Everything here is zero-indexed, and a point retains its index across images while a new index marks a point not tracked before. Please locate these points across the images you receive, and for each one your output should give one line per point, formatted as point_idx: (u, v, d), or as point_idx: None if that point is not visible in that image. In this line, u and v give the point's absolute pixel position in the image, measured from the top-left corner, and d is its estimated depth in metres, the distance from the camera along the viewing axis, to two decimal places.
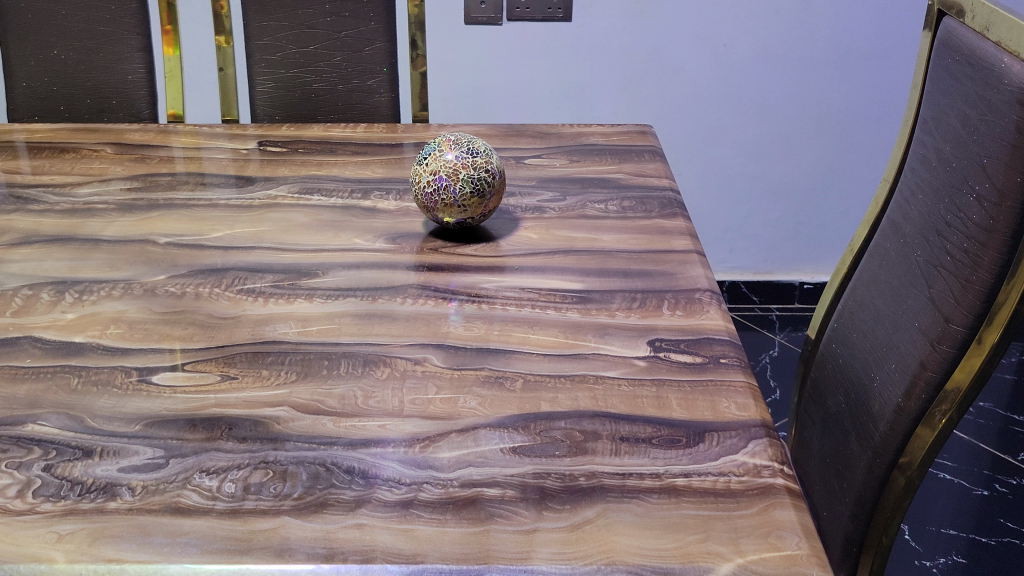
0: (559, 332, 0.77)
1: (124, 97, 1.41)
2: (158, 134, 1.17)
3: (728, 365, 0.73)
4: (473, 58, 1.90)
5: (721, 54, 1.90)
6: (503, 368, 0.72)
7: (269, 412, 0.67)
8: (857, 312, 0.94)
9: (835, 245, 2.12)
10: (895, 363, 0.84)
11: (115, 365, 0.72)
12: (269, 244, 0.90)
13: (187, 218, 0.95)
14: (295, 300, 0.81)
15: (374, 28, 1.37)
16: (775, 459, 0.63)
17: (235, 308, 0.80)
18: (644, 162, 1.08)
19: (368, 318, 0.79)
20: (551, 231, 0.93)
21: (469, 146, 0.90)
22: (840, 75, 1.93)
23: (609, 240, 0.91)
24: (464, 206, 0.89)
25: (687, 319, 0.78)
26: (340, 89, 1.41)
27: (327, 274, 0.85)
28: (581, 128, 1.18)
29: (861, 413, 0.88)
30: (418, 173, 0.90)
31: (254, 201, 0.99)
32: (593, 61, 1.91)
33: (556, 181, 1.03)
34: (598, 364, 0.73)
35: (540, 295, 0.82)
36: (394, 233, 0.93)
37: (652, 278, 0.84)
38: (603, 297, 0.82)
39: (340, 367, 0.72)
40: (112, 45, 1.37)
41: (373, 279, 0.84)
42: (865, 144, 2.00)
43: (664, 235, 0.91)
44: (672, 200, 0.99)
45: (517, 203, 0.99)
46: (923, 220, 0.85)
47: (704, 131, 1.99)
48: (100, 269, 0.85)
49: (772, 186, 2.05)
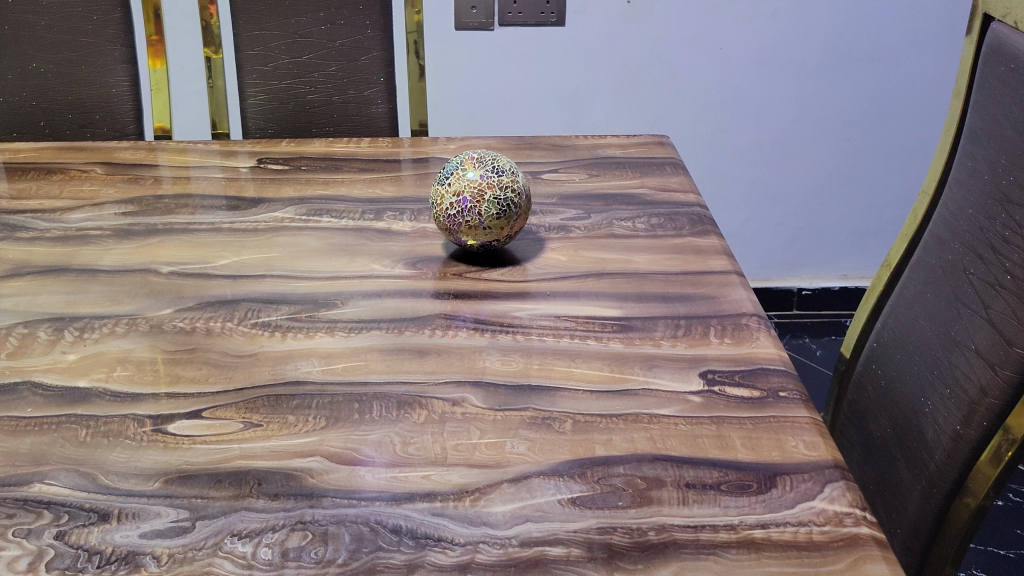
0: (604, 365, 0.72)
1: (107, 110, 1.34)
2: (148, 153, 1.10)
3: (788, 399, 0.68)
4: (464, 65, 1.85)
5: (716, 57, 1.86)
6: (550, 407, 0.67)
7: (300, 463, 0.61)
8: (900, 332, 0.90)
9: (833, 250, 2.09)
10: (949, 388, 0.80)
11: (126, 414, 0.66)
12: (280, 272, 0.84)
13: (189, 244, 0.89)
14: (315, 334, 0.75)
15: (370, 37, 1.31)
16: (856, 506, 0.58)
17: (251, 344, 0.74)
18: (666, 174, 1.03)
19: (397, 353, 0.73)
20: (579, 252, 0.88)
21: (493, 164, 0.84)
22: (838, 78, 1.89)
23: (642, 261, 0.86)
24: (490, 228, 0.83)
25: (738, 347, 0.74)
26: (335, 100, 1.35)
27: (347, 304, 0.79)
28: (596, 139, 1.13)
29: (912, 439, 0.84)
30: (440, 194, 0.85)
31: (259, 224, 0.93)
32: (586, 66, 1.86)
33: (578, 198, 0.98)
34: (650, 401, 0.68)
35: (578, 324, 0.77)
36: (413, 257, 0.87)
37: (694, 302, 0.79)
38: (644, 324, 0.76)
39: (372, 411, 0.67)
40: (95, 58, 1.30)
41: (397, 309, 0.79)
42: (863, 147, 1.97)
43: (699, 255, 0.87)
44: (702, 216, 0.94)
45: (540, 222, 0.93)
46: (974, 236, 0.81)
47: (700, 137, 1.95)
48: (99, 302, 0.79)
49: (771, 191, 2.01)
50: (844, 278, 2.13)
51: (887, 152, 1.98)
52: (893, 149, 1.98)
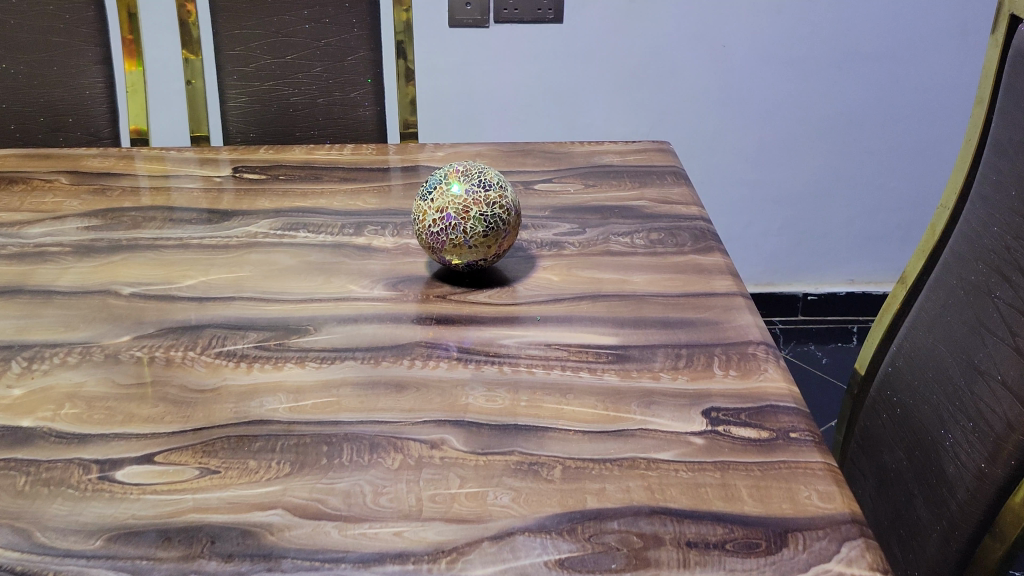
0: (598, 401, 0.66)
1: (81, 113, 1.27)
2: (120, 160, 1.04)
3: (800, 442, 0.62)
4: (458, 64, 1.78)
5: (718, 55, 1.79)
6: (537, 451, 0.61)
7: (260, 517, 0.55)
8: (918, 357, 0.84)
9: (838, 254, 2.03)
10: (971, 422, 0.73)
11: (71, 459, 0.60)
12: (250, 293, 0.78)
13: (155, 262, 0.83)
14: (284, 365, 0.69)
15: (357, 36, 1.25)
16: (876, 569, 0.52)
17: (214, 376, 0.68)
18: (667, 184, 0.97)
19: (372, 387, 0.67)
20: (573, 271, 0.82)
21: (480, 177, 0.78)
22: (845, 77, 1.82)
23: (640, 281, 0.80)
24: (476, 247, 0.77)
25: (744, 381, 0.67)
26: (320, 102, 1.29)
27: (321, 330, 0.73)
28: (592, 146, 1.07)
29: (931, 474, 0.78)
30: (422, 210, 0.78)
31: (231, 240, 0.86)
32: (585, 64, 1.80)
33: (573, 210, 0.92)
34: (647, 444, 0.62)
35: (570, 353, 0.71)
36: (393, 277, 0.81)
37: (696, 328, 0.73)
38: (642, 354, 0.70)
39: (342, 455, 0.61)
40: (68, 59, 1.24)
41: (374, 336, 0.73)
42: (871, 148, 1.90)
43: (701, 275, 0.81)
44: (705, 231, 0.88)
45: (531, 238, 0.87)
46: (999, 255, 0.75)
47: (700, 137, 1.89)
48: (53, 328, 0.73)
49: (774, 194, 1.95)
50: (850, 282, 2.06)
51: (896, 153, 1.91)
52: (901, 151, 1.91)
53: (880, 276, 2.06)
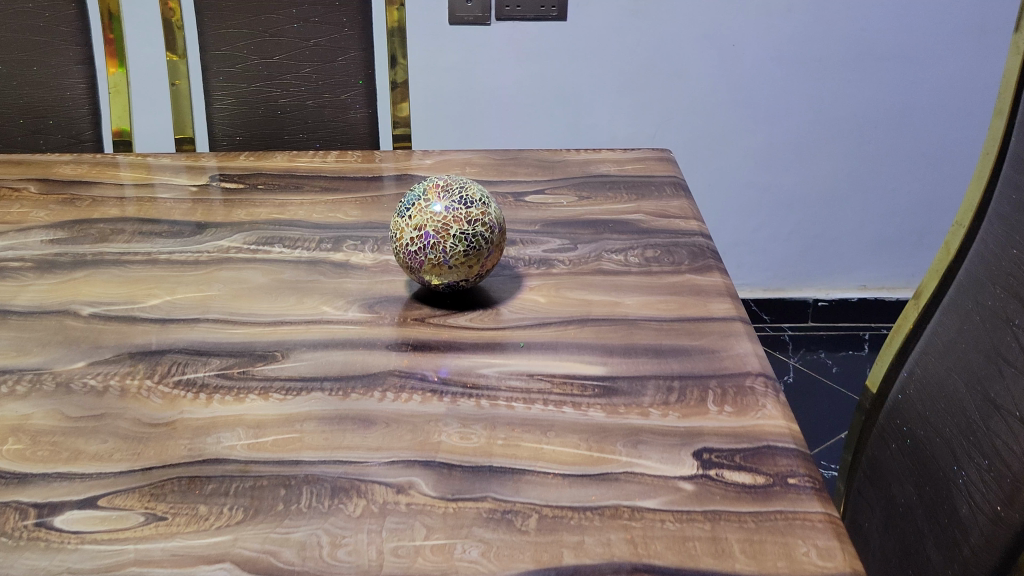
0: (581, 440, 0.61)
1: (62, 115, 1.23)
2: (94, 167, 1.00)
3: (799, 489, 0.56)
4: (457, 63, 1.73)
5: (727, 54, 1.74)
6: (511, 498, 0.56)
7: (205, 572, 0.50)
8: (931, 385, 0.78)
9: (850, 259, 1.97)
10: (986, 460, 0.68)
11: (7, 502, 0.55)
12: (216, 315, 0.73)
13: (120, 279, 0.78)
14: (246, 397, 0.65)
15: (348, 36, 1.20)
16: None
17: (171, 409, 0.63)
18: (665, 196, 0.92)
19: (339, 422, 0.62)
20: (561, 292, 0.77)
21: (461, 193, 0.73)
22: (858, 77, 1.77)
23: (633, 304, 0.75)
24: (456, 267, 0.72)
25: (740, 419, 0.62)
26: (309, 104, 1.24)
27: (288, 357, 0.68)
28: (589, 154, 1.02)
29: (944, 514, 0.72)
30: (399, 227, 0.73)
31: (201, 255, 0.82)
32: (589, 64, 1.74)
33: (565, 224, 0.87)
34: (632, 490, 0.57)
35: (553, 386, 0.66)
36: (370, 298, 0.76)
37: (690, 358, 0.68)
38: (631, 387, 0.65)
39: (300, 500, 0.56)
40: (48, 58, 1.20)
41: (345, 363, 0.68)
42: (884, 151, 1.85)
43: (698, 297, 0.75)
44: (703, 248, 0.83)
45: (519, 254, 0.82)
46: (1017, 279, 0.69)
47: (707, 139, 1.83)
48: (4, 353, 0.69)
49: (785, 197, 1.89)
50: (862, 287, 2.01)
51: (910, 156, 1.85)
52: (916, 154, 1.85)
53: (893, 282, 2.00)
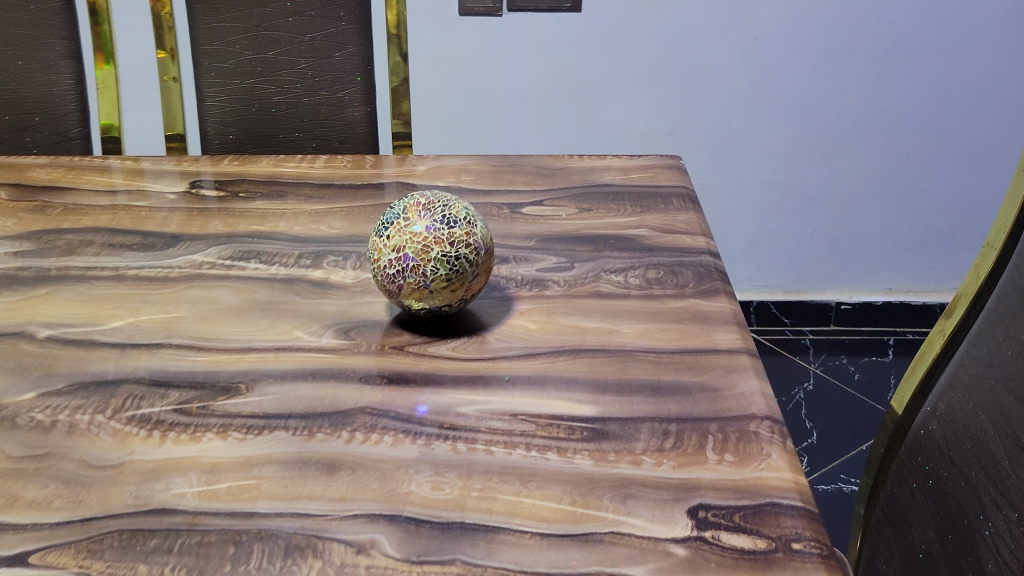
0: (565, 493, 0.55)
1: (49, 111, 1.18)
2: (70, 172, 0.95)
3: (804, 555, 0.50)
4: (466, 56, 1.67)
5: (749, 48, 1.67)
6: (483, 561, 0.50)
7: None
8: (957, 423, 0.72)
9: (876, 260, 1.90)
10: (1016, 512, 0.61)
11: None
12: (182, 339, 0.68)
13: (83, 297, 0.73)
14: (204, 436, 0.59)
15: (346, 30, 1.14)
16: None
17: (120, 448, 0.58)
18: (672, 209, 0.86)
19: (301, 467, 0.57)
20: (552, 318, 0.71)
21: (445, 211, 0.67)
22: (888, 73, 1.69)
23: (630, 332, 0.69)
24: (438, 293, 0.67)
25: (741, 471, 0.56)
26: (305, 102, 1.18)
27: (253, 391, 0.63)
28: (593, 161, 0.96)
29: (969, 567, 0.66)
30: (378, 247, 0.68)
31: (171, 272, 0.77)
32: (605, 58, 1.68)
33: (562, 240, 0.81)
34: (617, 554, 0.50)
35: (538, 427, 0.60)
36: (347, 322, 0.70)
37: (690, 397, 0.62)
38: (623, 430, 0.59)
39: (250, 560, 0.50)
40: (33, 53, 1.15)
41: (314, 398, 0.63)
42: (914, 149, 1.77)
43: (702, 326, 0.69)
44: (710, 269, 0.76)
45: (510, 273, 0.76)
46: None
47: (727, 137, 1.76)
48: None
49: (807, 197, 1.82)
50: (888, 291, 1.93)
51: (941, 155, 1.77)
52: (947, 153, 1.77)
53: (920, 285, 1.92)
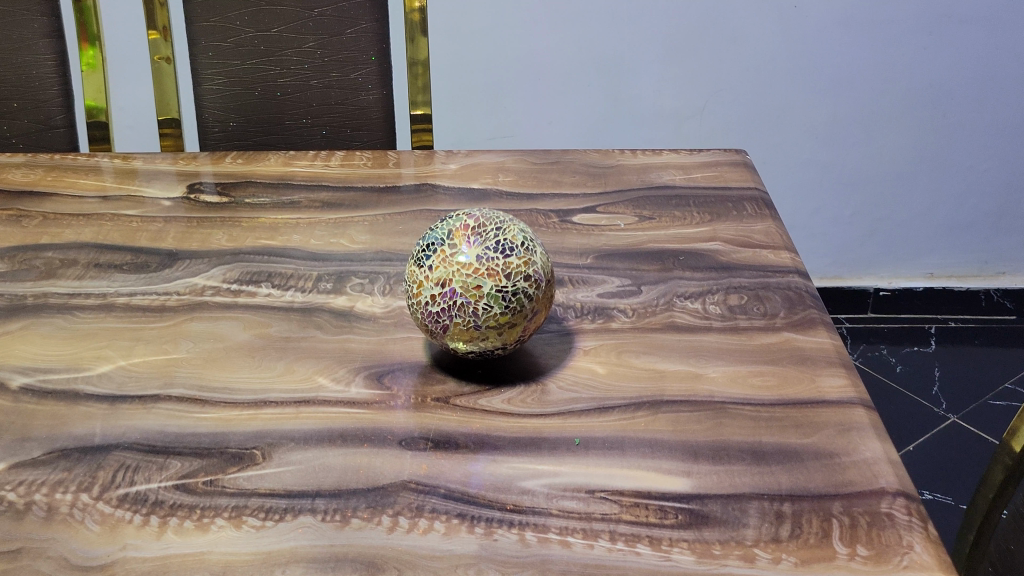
0: None
1: (28, 97, 1.06)
2: (50, 173, 0.83)
3: None
4: (486, 27, 1.55)
5: (788, 18, 1.54)
6: None
7: None
8: None
9: (917, 244, 1.79)
10: None
11: None
12: (184, 388, 0.57)
13: (65, 333, 0.62)
14: (211, 523, 0.48)
15: (358, 3, 1.02)
16: None
17: (109, 542, 0.47)
18: (746, 218, 0.75)
19: (333, 566, 0.45)
20: (622, 357, 0.60)
21: (498, 236, 0.55)
22: (934, 45, 1.57)
23: (718, 378, 0.58)
24: (493, 334, 0.55)
25: (881, 571, 0.45)
26: (314, 85, 1.06)
27: (270, 460, 0.52)
28: (649, 159, 0.86)
29: None
30: (416, 278, 0.56)
31: (169, 300, 0.65)
32: (631, 29, 1.55)
33: (623, 256, 0.70)
34: None
35: (621, 510, 0.49)
36: (381, 366, 0.59)
37: (804, 467, 0.51)
38: (727, 513, 0.48)
39: None
40: (9, 30, 1.03)
41: (346, 469, 0.51)
42: (961, 125, 1.64)
43: (803, 369, 0.58)
44: (801, 294, 0.65)
45: (568, 298, 0.65)
46: None
47: (763, 113, 1.64)
48: None
49: (846, 177, 1.71)
50: (929, 276, 1.82)
51: (990, 132, 1.65)
52: (997, 129, 1.65)
53: (964, 270, 1.81)
